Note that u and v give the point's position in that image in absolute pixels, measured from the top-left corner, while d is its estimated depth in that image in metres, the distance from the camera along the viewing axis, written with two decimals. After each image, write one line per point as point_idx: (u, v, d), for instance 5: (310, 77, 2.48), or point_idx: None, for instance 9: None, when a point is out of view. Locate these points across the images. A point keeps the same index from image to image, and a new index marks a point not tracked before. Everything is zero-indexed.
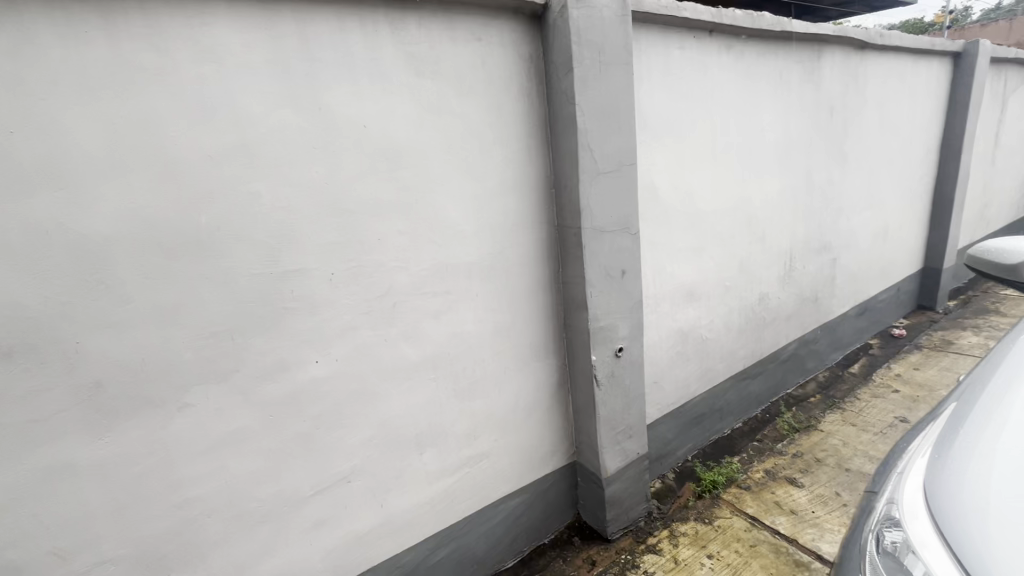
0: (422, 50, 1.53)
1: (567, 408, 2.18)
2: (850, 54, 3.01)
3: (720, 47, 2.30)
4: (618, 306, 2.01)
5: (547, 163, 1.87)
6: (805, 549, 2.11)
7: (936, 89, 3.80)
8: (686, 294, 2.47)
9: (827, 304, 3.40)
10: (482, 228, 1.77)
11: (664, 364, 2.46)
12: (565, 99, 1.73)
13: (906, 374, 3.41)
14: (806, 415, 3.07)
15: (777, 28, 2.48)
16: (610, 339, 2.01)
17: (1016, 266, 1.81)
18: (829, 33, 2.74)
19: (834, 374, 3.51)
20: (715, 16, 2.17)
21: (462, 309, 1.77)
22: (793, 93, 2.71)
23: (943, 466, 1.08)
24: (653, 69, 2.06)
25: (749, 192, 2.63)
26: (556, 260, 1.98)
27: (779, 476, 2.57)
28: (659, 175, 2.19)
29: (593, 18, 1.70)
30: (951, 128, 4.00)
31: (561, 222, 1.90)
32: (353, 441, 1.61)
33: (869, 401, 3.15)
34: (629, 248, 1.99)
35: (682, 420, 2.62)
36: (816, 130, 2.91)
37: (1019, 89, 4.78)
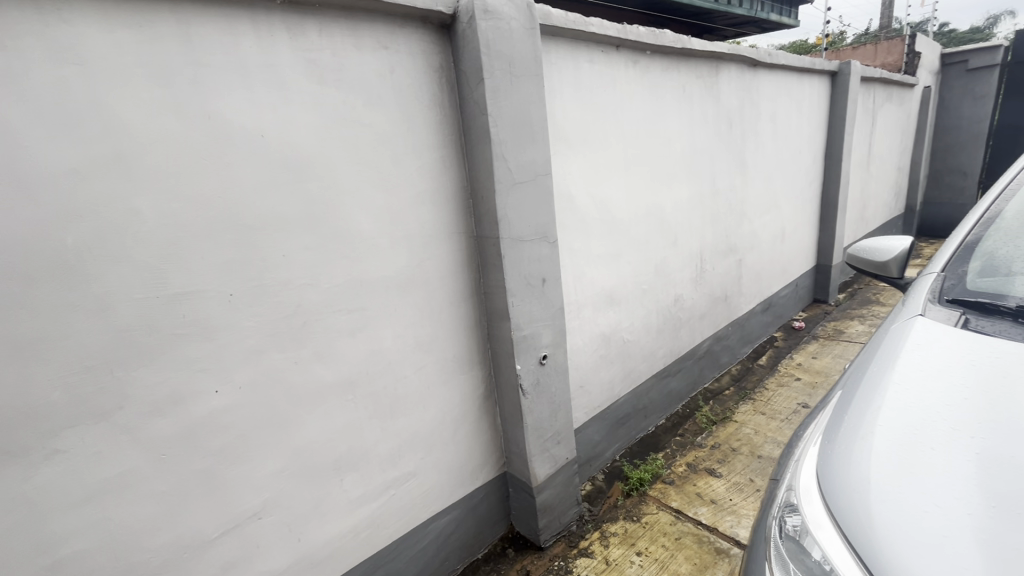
0: (324, 58, 1.46)
1: (495, 419, 2.16)
2: (744, 71, 3.26)
3: (627, 62, 2.40)
4: (540, 314, 2.02)
5: (462, 173, 1.86)
6: (724, 537, 2.22)
7: (818, 104, 4.21)
8: (607, 298, 2.54)
9: (736, 302, 3.65)
10: (398, 240, 1.71)
11: (589, 368, 2.51)
12: (477, 110, 1.73)
13: (806, 363, 3.73)
14: (721, 407, 3.26)
15: (679, 45, 2.62)
16: (534, 347, 2.02)
17: (886, 262, 2.03)
18: (725, 50, 2.95)
19: (745, 366, 3.77)
20: (621, 32, 2.26)
21: (380, 325, 1.71)
22: (696, 105, 2.90)
23: (832, 449, 1.18)
24: (564, 82, 2.11)
25: (660, 199, 2.77)
26: (477, 271, 1.97)
27: (700, 468, 2.71)
28: (575, 184, 2.25)
29: (501, 30, 1.71)
30: (833, 139, 4.44)
31: (480, 232, 1.89)
32: (262, 474, 1.49)
33: (776, 389, 3.40)
34: (548, 256, 2.01)
35: (608, 421, 2.69)
36: (717, 140, 3.12)
37: (884, 104, 5.42)
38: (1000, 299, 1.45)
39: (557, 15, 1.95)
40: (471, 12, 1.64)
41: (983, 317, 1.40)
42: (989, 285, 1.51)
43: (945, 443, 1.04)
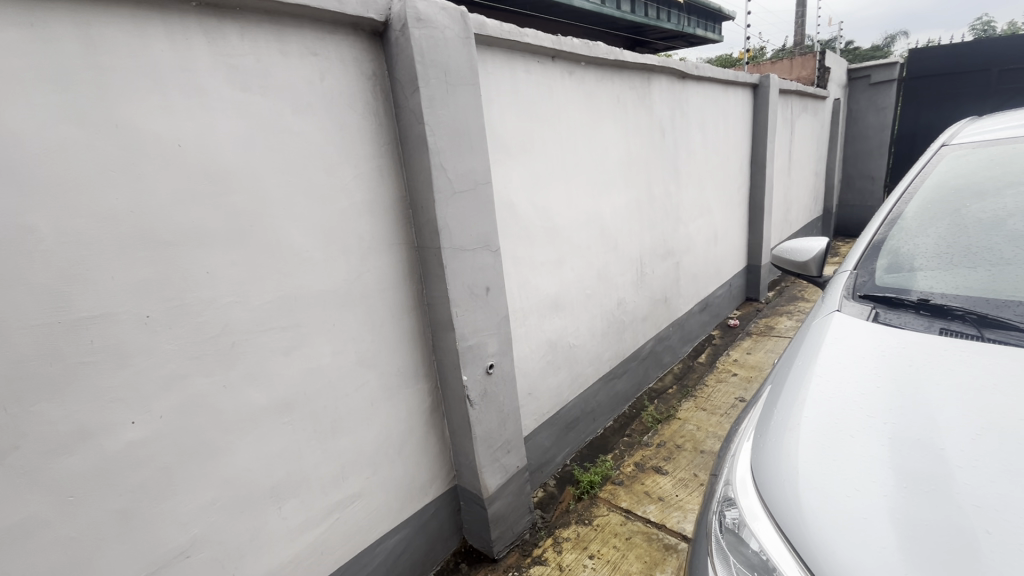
0: (248, 63, 1.39)
1: (443, 432, 2.12)
2: (674, 82, 3.41)
3: (563, 73, 2.45)
4: (485, 324, 2.01)
5: (400, 182, 1.82)
6: (672, 533, 2.28)
7: (742, 115, 4.48)
8: (551, 305, 2.57)
9: (675, 303, 3.79)
10: (334, 253, 1.65)
11: (536, 375, 2.52)
12: (414, 119, 1.70)
13: (741, 358, 3.93)
14: (665, 406, 3.37)
15: (612, 56, 2.71)
16: (480, 357, 2.01)
17: (806, 262, 2.17)
18: (655, 62, 3.08)
19: (686, 365, 3.93)
20: (555, 43, 2.31)
21: (317, 342, 1.63)
22: (630, 115, 3.00)
23: (763, 442, 1.24)
24: (502, 91, 2.13)
25: (600, 206, 2.84)
26: (419, 281, 1.93)
27: (647, 467, 2.78)
28: (516, 192, 2.26)
29: (435, 39, 1.70)
30: (757, 147, 4.73)
31: (421, 242, 1.85)
32: (190, 509, 1.38)
33: (715, 386, 3.56)
34: (491, 264, 2.01)
35: (558, 427, 2.71)
36: (652, 148, 3.25)
37: (801, 115, 5.85)
38: (904, 293, 1.57)
39: (492, 25, 1.96)
40: (403, 20, 1.61)
41: (891, 311, 1.52)
42: (895, 281, 1.64)
43: (862, 429, 1.12)
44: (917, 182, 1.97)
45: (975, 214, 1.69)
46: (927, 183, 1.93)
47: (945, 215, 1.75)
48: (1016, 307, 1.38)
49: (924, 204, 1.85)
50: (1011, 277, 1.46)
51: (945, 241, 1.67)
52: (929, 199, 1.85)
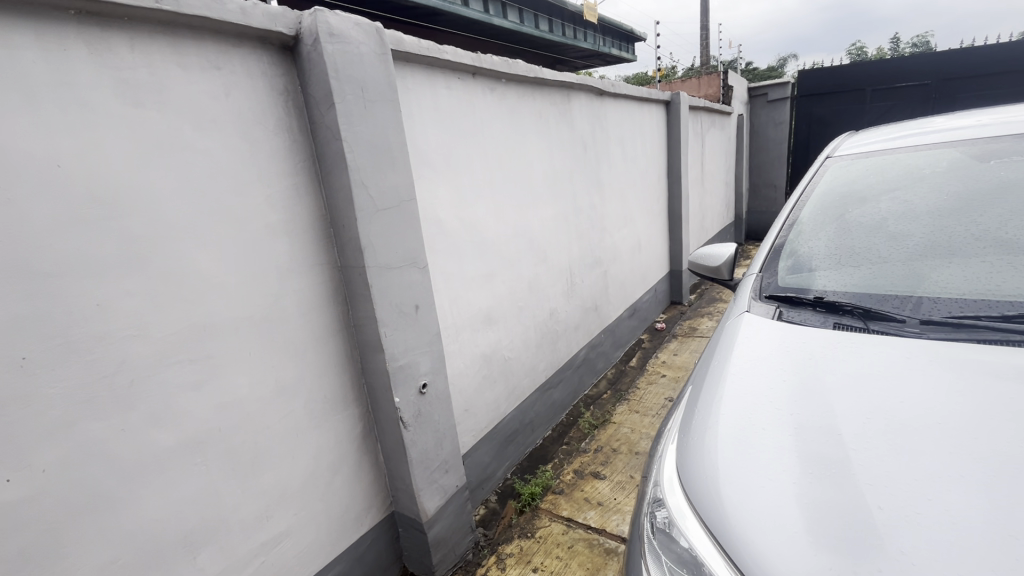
0: (140, 77, 1.29)
1: (377, 457, 2.04)
2: (593, 99, 3.56)
3: (484, 90, 2.48)
4: (416, 342, 1.96)
5: (319, 200, 1.75)
6: (612, 537, 2.32)
7: (657, 129, 4.74)
8: (484, 318, 2.57)
9: (605, 311, 3.92)
10: (248, 278, 1.55)
11: (472, 390, 2.50)
12: (330, 135, 1.65)
13: (669, 360, 4.12)
14: (601, 411, 3.46)
15: (532, 74, 2.78)
16: (412, 376, 1.95)
17: (718, 267, 2.32)
18: (574, 80, 3.19)
19: (619, 370, 4.06)
20: (475, 60, 2.33)
21: (232, 374, 1.52)
22: (552, 130, 3.08)
23: (687, 441, 1.29)
24: (423, 108, 2.12)
25: (527, 218, 2.89)
26: (344, 303, 1.86)
27: (586, 473, 2.83)
28: (443, 207, 2.24)
29: (350, 54, 1.66)
30: (672, 159, 5.03)
31: (345, 262, 1.79)
32: (84, 572, 1.23)
33: (646, 388, 3.70)
34: (419, 282, 1.97)
35: (497, 441, 2.70)
36: (574, 162, 3.35)
37: (709, 129, 6.30)
38: (803, 293, 1.71)
39: (409, 41, 1.95)
40: (315, 34, 1.56)
41: (792, 309, 1.66)
42: (795, 281, 1.78)
43: (772, 422, 1.20)
44: (809, 191, 2.17)
45: (857, 219, 1.89)
46: (817, 191, 2.13)
47: (833, 220, 1.94)
48: (895, 299, 1.53)
49: (815, 211, 2.04)
50: (889, 273, 1.64)
51: (834, 243, 1.84)
52: (819, 206, 2.05)
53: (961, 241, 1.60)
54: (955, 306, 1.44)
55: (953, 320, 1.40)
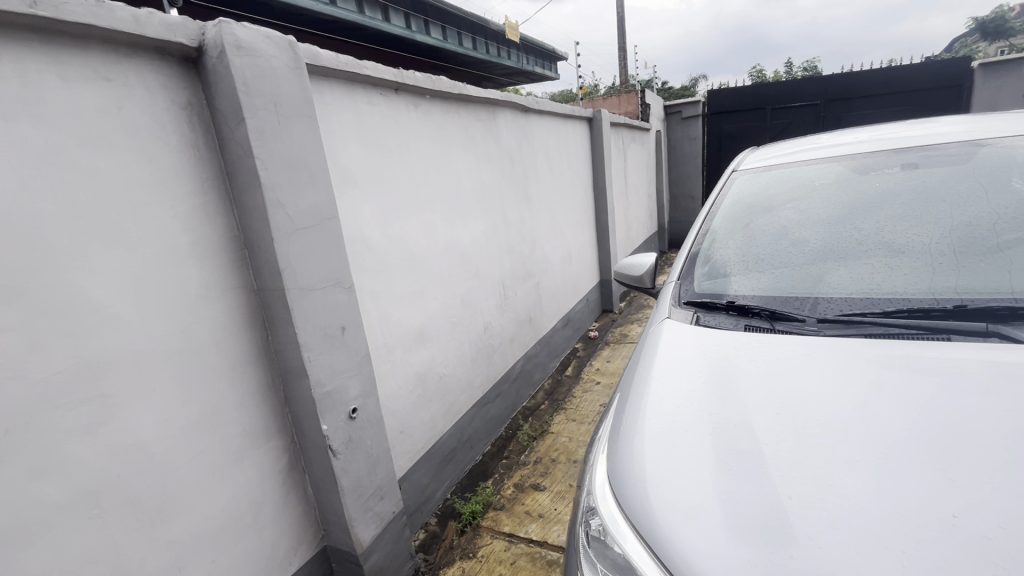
0: (12, 89, 1.16)
1: (305, 489, 1.92)
2: (518, 115, 3.64)
3: (408, 105, 2.46)
4: (343, 366, 1.88)
5: (231, 221, 1.65)
6: (554, 548, 2.33)
7: (581, 144, 4.92)
8: (416, 337, 2.51)
9: (539, 322, 3.97)
10: (150, 306, 1.42)
11: (407, 411, 2.43)
12: (241, 152, 1.56)
13: (603, 367, 4.23)
14: (539, 423, 3.49)
15: (457, 90, 2.80)
16: (340, 402, 1.87)
17: (640, 276, 2.42)
18: (499, 96, 3.25)
19: (555, 380, 4.12)
20: (397, 76, 2.31)
21: (133, 413, 1.38)
22: (479, 145, 3.11)
23: (616, 449, 1.33)
24: (344, 124, 2.06)
25: (458, 233, 2.88)
26: (262, 328, 1.75)
27: (526, 486, 2.83)
28: (369, 225, 2.19)
29: (261, 68, 1.59)
30: (597, 173, 5.23)
31: (262, 285, 1.69)
32: None
33: (582, 396, 3.78)
34: (345, 302, 1.90)
35: (435, 461, 2.64)
36: (502, 177, 3.40)
37: (630, 145, 6.63)
38: (717, 297, 1.82)
39: (326, 56, 1.90)
40: (220, 46, 1.48)
41: (709, 314, 1.76)
42: (710, 287, 1.90)
43: (693, 423, 1.26)
44: (719, 202, 2.33)
45: (761, 228, 2.05)
46: (726, 203, 2.30)
47: (740, 229, 2.10)
48: (795, 301, 1.67)
49: (725, 221, 2.19)
50: (790, 276, 1.78)
51: (742, 251, 1.99)
52: (728, 217, 2.20)
53: (847, 246, 1.77)
54: (845, 304, 1.58)
55: (844, 318, 1.54)
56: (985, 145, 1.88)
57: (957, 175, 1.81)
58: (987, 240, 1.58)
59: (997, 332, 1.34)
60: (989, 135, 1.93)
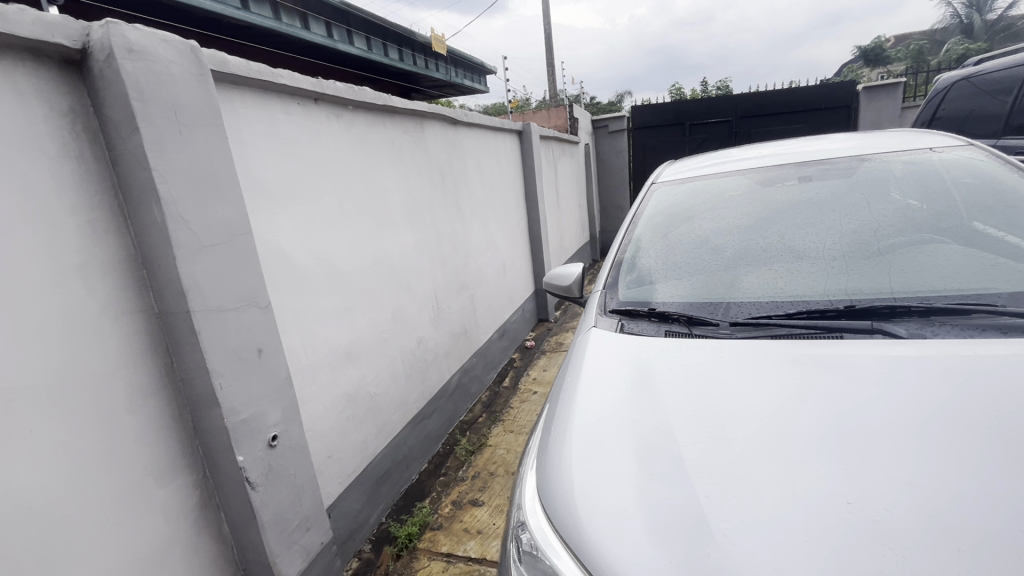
0: None
1: (221, 527, 1.77)
2: (447, 127, 3.62)
3: (328, 115, 2.38)
4: (261, 391, 1.76)
5: (125, 239, 1.51)
6: (492, 564, 2.30)
7: (512, 157, 4.98)
8: (344, 355, 2.41)
9: (475, 334, 3.94)
10: (27, 336, 1.26)
11: (336, 434, 2.32)
12: (135, 163, 1.43)
13: (539, 376, 4.27)
14: (477, 436, 3.45)
15: (382, 101, 2.74)
16: (258, 430, 1.75)
17: (569, 286, 2.46)
18: (426, 108, 3.22)
19: (493, 392, 4.10)
20: (316, 85, 2.23)
21: (6, 459, 1.21)
22: (406, 157, 3.06)
23: (546, 461, 1.33)
24: (257, 134, 1.95)
25: (387, 247, 2.80)
26: (166, 355, 1.61)
27: (464, 502, 2.78)
28: (288, 240, 2.08)
29: (158, 73, 1.47)
30: (529, 184, 5.31)
31: (164, 307, 1.55)
32: None
33: (519, 407, 3.78)
34: (261, 323, 1.79)
35: (368, 484, 2.53)
36: (432, 189, 3.36)
37: (560, 157, 6.80)
38: (641, 304, 1.89)
39: (235, 62, 1.80)
40: (107, 49, 1.35)
41: (632, 321, 1.81)
42: (634, 294, 1.96)
43: (618, 430, 1.28)
44: (640, 213, 2.43)
45: (680, 237, 2.15)
46: (647, 213, 2.40)
47: (660, 239, 2.20)
48: (711, 306, 1.76)
49: (647, 231, 2.28)
50: (707, 283, 1.88)
51: (662, 259, 2.08)
52: (649, 226, 2.30)
53: (755, 253, 1.90)
54: (754, 308, 1.69)
55: (753, 320, 1.64)
56: (867, 160, 2.09)
57: (845, 187, 2.01)
58: (871, 245, 1.75)
59: (881, 328, 1.47)
60: (870, 151, 2.15)
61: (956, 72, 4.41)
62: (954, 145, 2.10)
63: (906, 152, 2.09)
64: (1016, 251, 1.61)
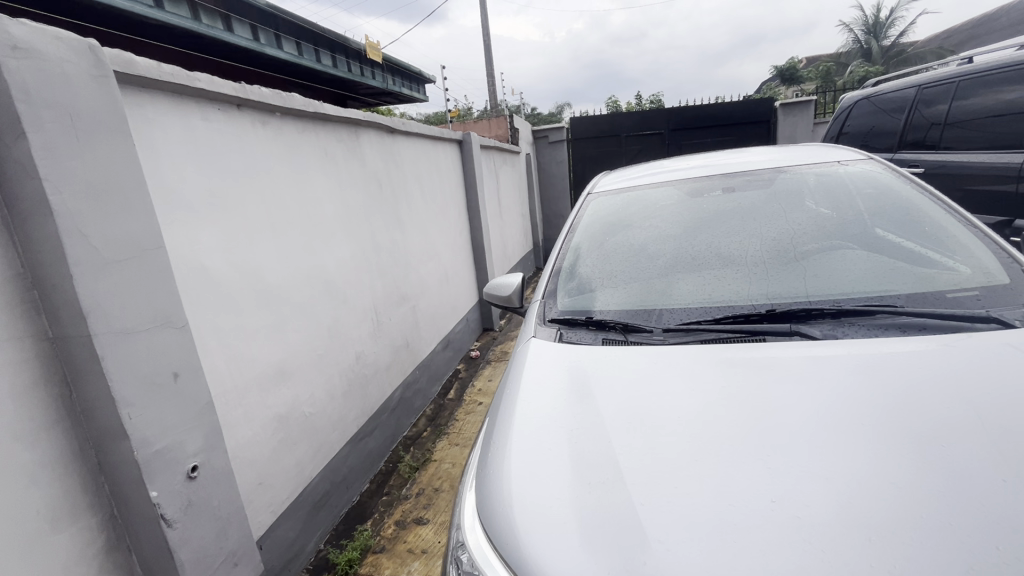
0: None
1: (133, 571, 1.61)
2: (384, 136, 3.54)
3: (253, 122, 2.26)
4: (177, 419, 1.63)
5: (12, 255, 1.35)
6: None
7: (452, 166, 4.95)
8: (275, 374, 2.28)
9: (417, 347, 3.86)
10: None
11: (267, 459, 2.18)
12: (22, 172, 1.29)
13: (484, 387, 4.24)
14: (421, 452, 3.36)
15: (313, 108, 2.64)
16: (175, 461, 1.61)
17: (509, 296, 2.46)
18: (361, 117, 3.14)
19: (437, 405, 4.02)
20: (238, 91, 2.11)
21: None
22: (341, 166, 2.96)
23: (485, 478, 1.30)
24: (172, 141, 1.82)
25: (321, 259, 2.69)
26: (64, 384, 1.45)
27: (408, 522, 2.69)
28: (209, 254, 1.94)
29: (49, 74, 1.33)
30: (470, 193, 5.29)
31: (60, 331, 1.40)
32: None
33: (464, 419, 3.73)
34: (177, 345, 1.65)
35: (304, 510, 2.39)
36: (369, 199, 3.27)
37: (502, 167, 6.84)
38: (579, 313, 1.91)
39: (144, 64, 1.67)
40: None
41: (571, 330, 1.83)
42: (572, 303, 1.98)
43: (557, 440, 1.28)
44: (577, 222, 2.47)
45: (616, 245, 2.20)
46: (583, 223, 2.44)
47: (597, 247, 2.24)
48: (645, 314, 1.80)
49: (584, 240, 2.32)
50: (642, 290, 1.93)
51: (599, 268, 2.12)
52: (586, 236, 2.34)
53: (685, 260, 1.98)
54: (685, 314, 1.75)
55: (684, 326, 1.70)
56: (784, 172, 2.24)
57: (765, 197, 2.13)
58: (789, 252, 1.86)
59: (799, 331, 1.56)
60: (787, 164, 2.31)
61: (858, 92, 4.86)
62: (857, 159, 2.28)
63: (817, 165, 2.25)
64: (912, 256, 1.77)
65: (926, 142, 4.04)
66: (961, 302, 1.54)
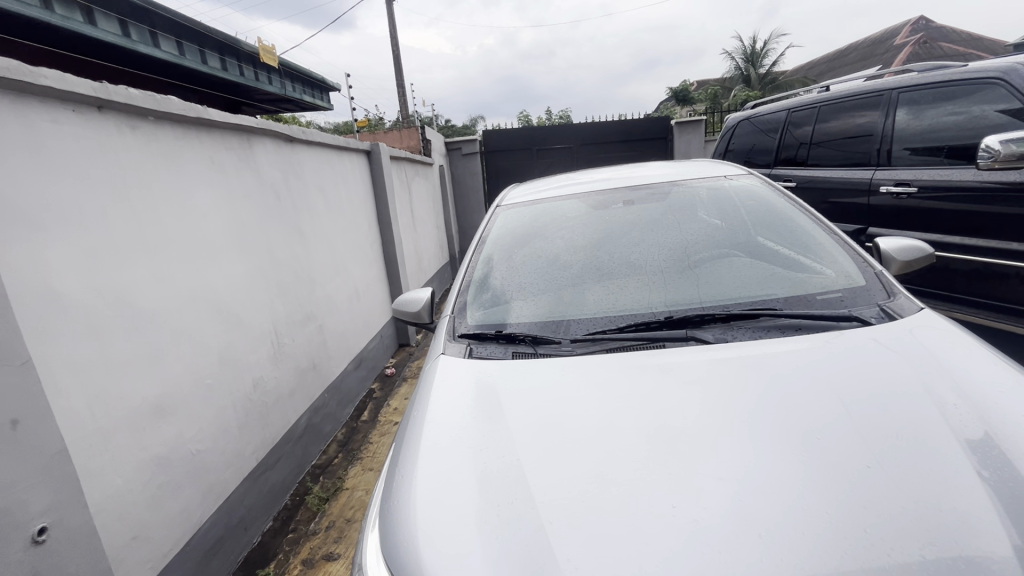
0: None
1: None
2: (281, 144, 3.32)
3: (119, 127, 2.00)
4: (16, 476, 1.37)
5: None
6: None
7: (360, 177, 4.76)
8: (152, 411, 2.01)
9: (326, 368, 3.62)
10: None
11: (143, 508, 1.91)
12: None
13: (399, 406, 4.08)
14: (331, 481, 3.16)
15: (195, 113, 2.41)
16: (15, 525, 1.35)
17: (419, 312, 2.38)
18: (254, 123, 2.91)
19: (350, 428, 3.81)
20: (98, 91, 1.86)
21: None
22: (230, 176, 2.72)
23: (390, 508, 1.22)
24: (9, 146, 1.55)
25: (208, 279, 2.44)
26: None
27: (317, 560, 2.51)
28: (61, 277, 1.68)
29: None
30: (380, 206, 5.11)
31: None
32: None
33: (378, 442, 3.57)
34: (13, 388, 1.40)
35: (192, 561, 2.13)
36: (265, 211, 3.04)
37: (414, 178, 6.71)
38: (489, 327, 1.88)
39: None
40: None
41: (481, 344, 1.79)
42: (482, 317, 1.95)
43: (465, 463, 1.23)
44: (487, 234, 2.45)
45: (526, 257, 2.21)
46: (494, 235, 2.42)
47: (508, 259, 2.23)
48: (554, 326, 1.81)
49: (496, 251, 2.30)
50: (551, 302, 1.94)
51: (510, 280, 2.11)
52: (498, 248, 2.32)
53: (592, 270, 2.03)
54: (592, 324, 1.79)
55: (590, 336, 1.73)
56: (678, 186, 2.38)
57: (663, 208, 2.25)
58: (685, 260, 1.97)
59: (694, 336, 1.65)
60: (680, 178, 2.46)
61: (740, 113, 5.36)
62: (740, 174, 2.49)
63: (706, 179, 2.42)
64: (788, 261, 1.94)
65: (796, 159, 4.53)
66: (829, 303, 1.72)
